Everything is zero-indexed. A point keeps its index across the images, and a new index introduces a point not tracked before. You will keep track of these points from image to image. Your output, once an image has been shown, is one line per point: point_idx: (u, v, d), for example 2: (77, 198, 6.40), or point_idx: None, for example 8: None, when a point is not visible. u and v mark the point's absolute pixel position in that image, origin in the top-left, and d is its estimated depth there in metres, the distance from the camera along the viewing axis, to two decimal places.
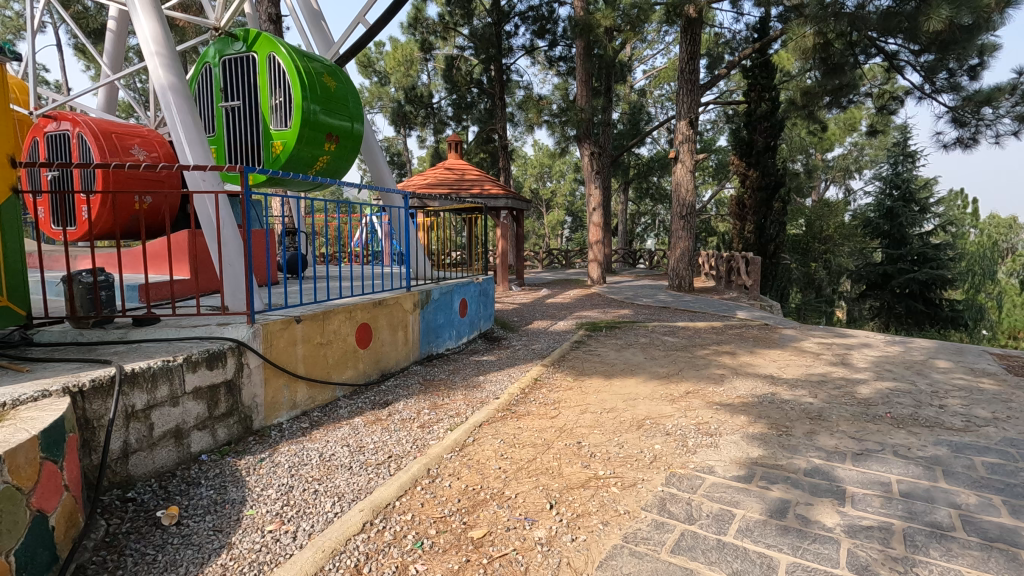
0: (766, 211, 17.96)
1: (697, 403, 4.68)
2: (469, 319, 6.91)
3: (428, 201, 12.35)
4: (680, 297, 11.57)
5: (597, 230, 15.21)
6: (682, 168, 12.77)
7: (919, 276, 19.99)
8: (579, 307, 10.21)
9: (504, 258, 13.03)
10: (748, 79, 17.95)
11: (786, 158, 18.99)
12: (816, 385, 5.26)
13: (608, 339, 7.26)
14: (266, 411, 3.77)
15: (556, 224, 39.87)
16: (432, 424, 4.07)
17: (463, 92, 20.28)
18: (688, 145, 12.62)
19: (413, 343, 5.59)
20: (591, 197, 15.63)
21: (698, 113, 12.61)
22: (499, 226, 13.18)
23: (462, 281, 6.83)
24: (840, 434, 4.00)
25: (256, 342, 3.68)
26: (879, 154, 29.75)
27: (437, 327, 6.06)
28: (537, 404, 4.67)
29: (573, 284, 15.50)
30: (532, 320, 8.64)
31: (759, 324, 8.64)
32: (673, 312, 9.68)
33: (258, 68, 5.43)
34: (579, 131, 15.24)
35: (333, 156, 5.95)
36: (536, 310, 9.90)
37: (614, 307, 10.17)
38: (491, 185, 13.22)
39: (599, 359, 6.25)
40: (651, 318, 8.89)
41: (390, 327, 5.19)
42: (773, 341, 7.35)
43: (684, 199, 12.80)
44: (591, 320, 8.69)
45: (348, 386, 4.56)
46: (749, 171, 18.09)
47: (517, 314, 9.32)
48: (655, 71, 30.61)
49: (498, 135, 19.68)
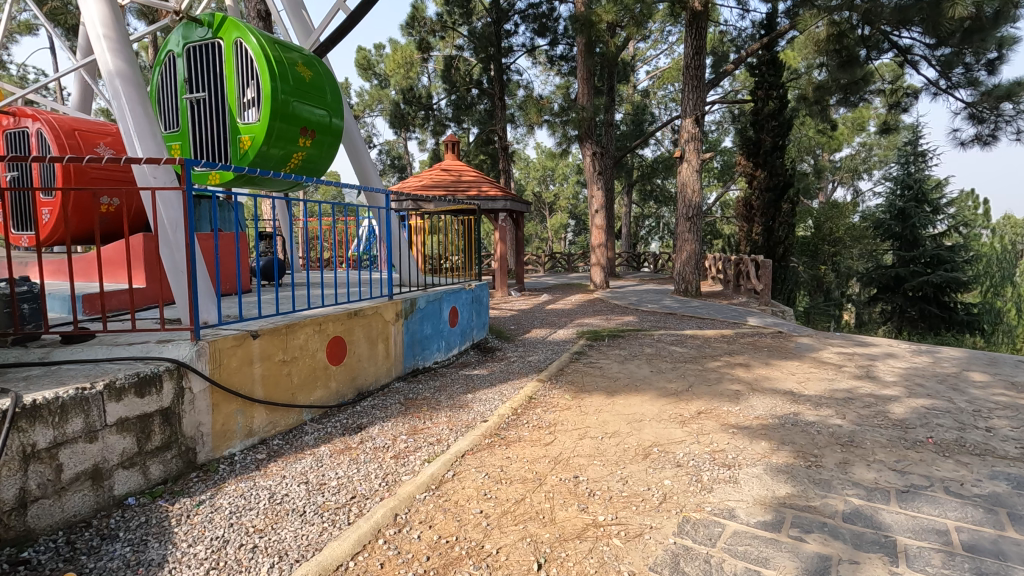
0: (775, 212, 17.36)
1: (711, 427, 4.13)
2: (461, 329, 6.39)
3: (423, 204, 11.85)
4: (686, 302, 11.03)
5: (601, 232, 14.68)
6: (688, 167, 12.24)
7: (933, 278, 19.37)
8: (580, 314, 9.68)
9: (503, 262, 12.47)
10: (756, 79, 17.65)
11: (794, 157, 18.44)
12: (842, 402, 4.72)
13: (611, 349, 6.72)
14: (214, 442, 3.26)
15: (559, 228, 39.36)
16: (407, 454, 3.56)
17: (463, 93, 19.84)
18: (694, 144, 12.11)
19: (395, 357, 5.08)
20: (593, 198, 15.10)
21: (704, 111, 12.09)
22: (498, 228, 12.66)
23: (453, 287, 6.32)
24: (878, 465, 3.45)
25: (201, 363, 3.17)
26: (888, 154, 29.15)
27: (424, 338, 5.54)
28: (530, 427, 4.14)
29: (575, 288, 14.99)
30: (530, 328, 8.12)
31: (772, 332, 8.09)
32: (681, 319, 9.14)
33: (224, 56, 4.96)
34: (580, 131, 14.76)
35: (307, 153, 5.43)
36: (535, 318, 9.38)
37: (618, 314, 9.63)
38: (489, 186, 12.73)
39: (601, 372, 5.71)
40: (657, 326, 8.35)
41: (367, 340, 4.67)
42: (790, 352, 6.79)
43: (690, 200, 12.27)
44: (593, 328, 8.16)
45: (317, 408, 4.05)
46: (757, 172, 17.56)
47: (515, 322, 8.80)
48: (658, 72, 30.10)
49: (499, 136, 19.22)
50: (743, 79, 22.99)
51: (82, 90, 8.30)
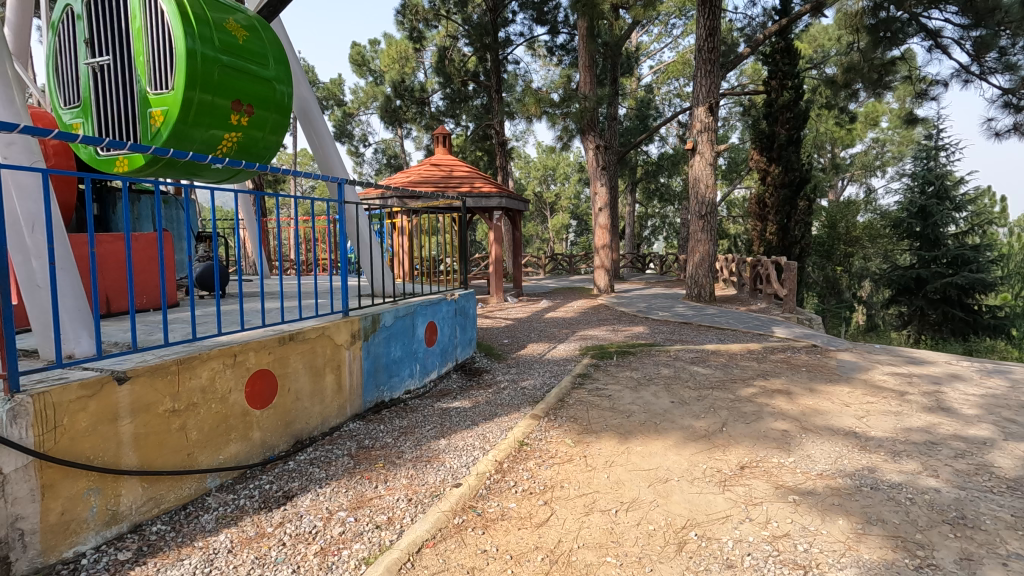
0: (791, 209, 16.23)
1: (763, 493, 3.06)
2: (441, 348, 5.32)
3: (409, 201, 10.76)
4: (701, 309, 9.95)
5: (604, 232, 13.59)
6: (700, 160, 11.16)
7: (957, 280, 18.22)
8: (583, 324, 8.61)
9: (499, 264, 11.41)
10: (768, 68, 16.54)
11: (811, 152, 17.34)
12: (925, 449, 3.65)
13: (622, 371, 5.62)
14: (44, 542, 2.19)
15: (561, 228, 38.29)
16: (340, 549, 2.49)
17: (458, 86, 18.86)
18: (708, 135, 11.03)
19: (350, 390, 4.02)
20: (596, 196, 14.01)
21: (718, 98, 11.02)
22: (493, 228, 11.55)
23: (430, 298, 5.26)
24: (1019, 566, 2.38)
25: (19, 428, 2.11)
26: (902, 149, 28.09)
27: (390, 363, 4.48)
28: (518, 494, 3.06)
29: (578, 293, 13.94)
30: (526, 343, 7.04)
31: (806, 346, 7.00)
32: (697, 330, 8.06)
33: (130, 8, 3.89)
34: (582, 124, 13.71)
35: (241, 134, 4.37)
36: (532, 329, 8.30)
37: (625, 324, 8.55)
38: (483, 183, 11.69)
39: (611, 404, 4.64)
40: (673, 339, 7.26)
41: (309, 371, 3.62)
42: (835, 373, 5.70)
43: (702, 196, 11.17)
44: (600, 341, 7.08)
45: (230, 470, 2.99)
46: (771, 167, 16.46)
47: (510, 335, 7.71)
48: (662, 66, 29.08)
49: (495, 131, 18.21)
50: (752, 72, 21.97)
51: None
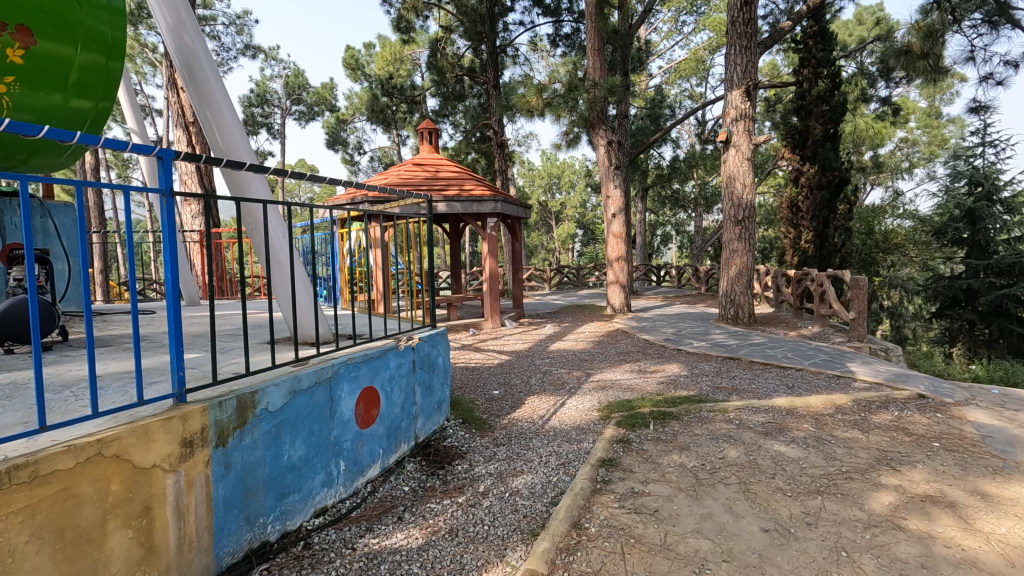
0: (831, 213, 14.26)
1: None
2: (387, 425, 3.43)
3: (385, 206, 8.89)
4: (744, 336, 8.02)
5: (619, 242, 11.71)
6: (735, 155, 9.29)
7: (1015, 291, 15.89)
8: (600, 360, 6.69)
9: (494, 281, 9.55)
10: (798, 55, 14.79)
11: (849, 148, 15.32)
12: None
13: (666, 456, 3.69)
14: None
15: (567, 238, 36.37)
16: None
17: (452, 83, 17.12)
18: (744, 124, 9.17)
19: (182, 546, 2.13)
20: (608, 200, 12.03)
21: (756, 78, 9.15)
22: (486, 238, 9.68)
23: (370, 350, 3.37)
24: None
25: None
26: (933, 150, 26.08)
27: (280, 474, 2.59)
28: None
29: (588, 313, 12.06)
30: (523, 397, 5.11)
31: (911, 397, 5.07)
32: (750, 369, 6.12)
33: None
34: (591, 116, 11.83)
35: (19, 80, 2.51)
36: (533, 369, 6.39)
37: (653, 361, 6.63)
38: (474, 184, 9.84)
39: (663, 536, 2.71)
40: (725, 388, 5.33)
41: (54, 539, 1.73)
42: (989, 452, 3.76)
43: (738, 198, 9.24)
44: (625, 392, 5.16)
45: None
46: (804, 166, 14.54)
47: (503, 381, 5.78)
48: (673, 65, 27.30)
49: (494, 131, 16.42)
50: (773, 67, 20.17)
51: (148, 165, 7.66)
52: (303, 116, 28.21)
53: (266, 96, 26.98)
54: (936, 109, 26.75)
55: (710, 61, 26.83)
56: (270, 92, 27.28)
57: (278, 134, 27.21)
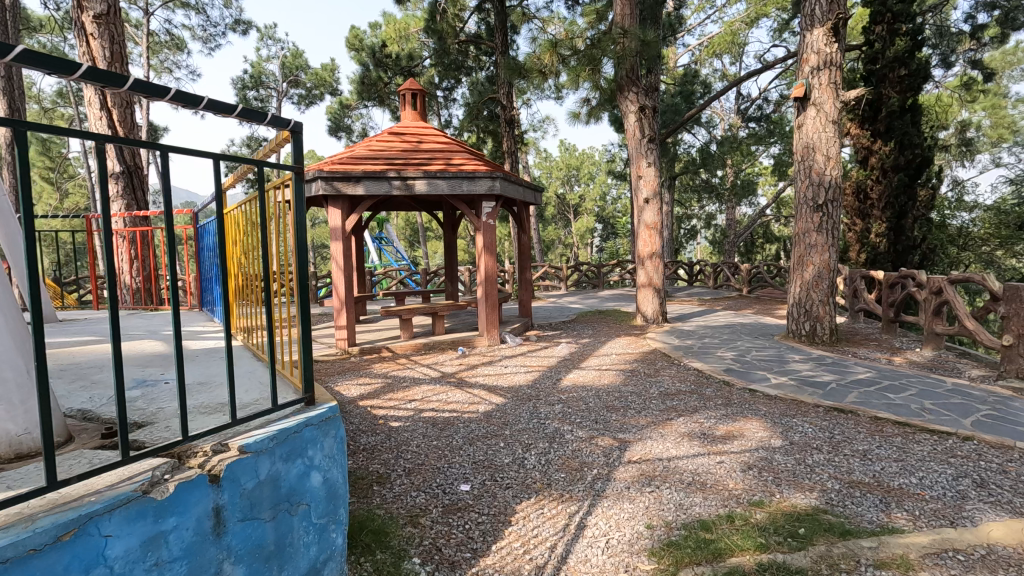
0: (910, 200, 11.77)
1: None
2: None
3: (347, 184, 6.69)
4: (840, 365, 5.67)
5: (653, 234, 9.36)
6: (814, 116, 6.90)
7: None
8: (637, 413, 4.38)
9: (492, 285, 7.27)
10: (869, 10, 12.20)
11: (934, 120, 12.58)
12: None
13: None
14: None
15: (586, 233, 33.97)
16: None
17: (455, 53, 14.89)
18: (829, 72, 6.79)
19: None
20: (640, 181, 9.53)
21: (848, 8, 6.73)
22: (483, 228, 7.36)
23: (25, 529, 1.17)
24: None
25: None
26: (1001, 134, 22.92)
27: None
28: None
29: (613, 322, 9.76)
30: (508, 505, 2.87)
31: None
32: (885, 439, 3.76)
33: None
34: (619, 77, 9.45)
35: None
36: (534, 426, 4.12)
37: (721, 416, 4.30)
38: (465, 158, 7.65)
39: None
40: (867, 488, 3.02)
41: None
42: None
43: (819, 173, 6.87)
44: (689, 499, 2.88)
45: None
46: (875, 143, 11.97)
47: (481, 455, 3.53)
48: (705, 41, 24.71)
49: (502, 106, 14.16)
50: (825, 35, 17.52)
51: None
52: (302, 101, 26.17)
53: (262, 78, 25.02)
54: (1005, 88, 23.60)
55: (746, 37, 24.20)
56: (266, 74, 25.30)
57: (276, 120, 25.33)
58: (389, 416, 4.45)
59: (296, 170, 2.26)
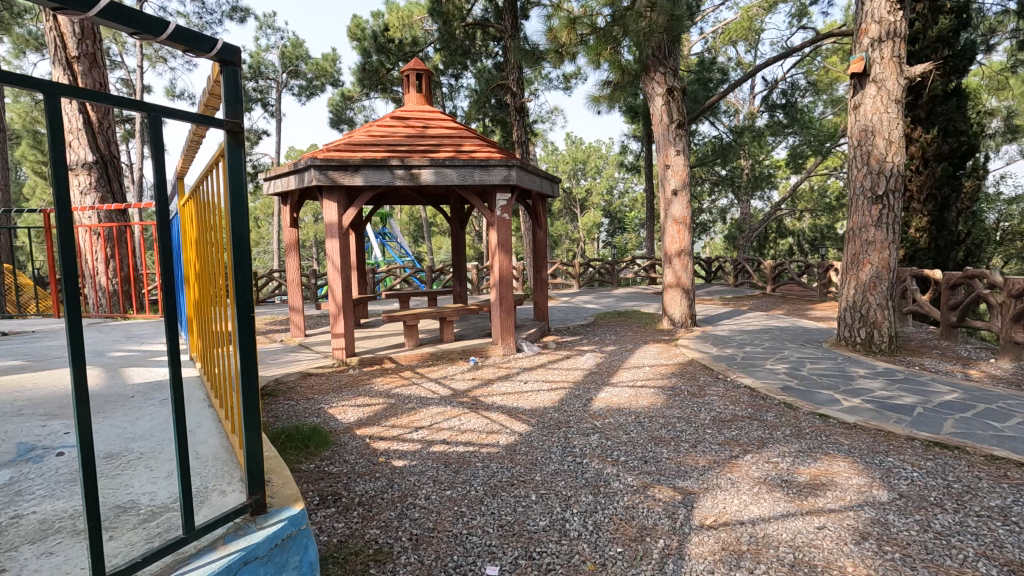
0: (954, 191, 10.91)
1: None
2: None
3: (343, 175, 5.90)
4: (915, 383, 4.87)
5: (681, 230, 8.56)
6: (874, 95, 6.07)
7: None
8: (694, 450, 3.58)
9: (507, 287, 6.49)
10: None
11: (977, 106, 11.67)
12: None
13: None
14: None
15: (593, 228, 33.10)
16: None
17: (461, 38, 14.04)
18: (892, 45, 5.96)
19: None
20: (667, 171, 8.71)
21: None
22: (498, 223, 6.57)
23: None
24: None
25: None
26: None
27: None
28: None
29: (636, 326, 8.97)
30: None
31: None
32: (1019, 490, 2.96)
33: None
34: (645, 58, 8.62)
35: None
36: (571, 468, 3.33)
37: (798, 454, 3.50)
38: (476, 144, 6.85)
39: None
40: None
41: None
42: None
43: (879, 160, 6.05)
44: None
45: None
46: (915, 130, 11.09)
47: (508, 515, 2.75)
48: (720, 28, 23.74)
49: (511, 93, 13.31)
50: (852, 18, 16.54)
51: None
52: (302, 92, 25.34)
53: (260, 68, 24.22)
54: None
55: (762, 24, 23.22)
56: (265, 64, 24.52)
57: (275, 112, 24.53)
58: (391, 451, 3.67)
59: (230, 128, 1.53)
